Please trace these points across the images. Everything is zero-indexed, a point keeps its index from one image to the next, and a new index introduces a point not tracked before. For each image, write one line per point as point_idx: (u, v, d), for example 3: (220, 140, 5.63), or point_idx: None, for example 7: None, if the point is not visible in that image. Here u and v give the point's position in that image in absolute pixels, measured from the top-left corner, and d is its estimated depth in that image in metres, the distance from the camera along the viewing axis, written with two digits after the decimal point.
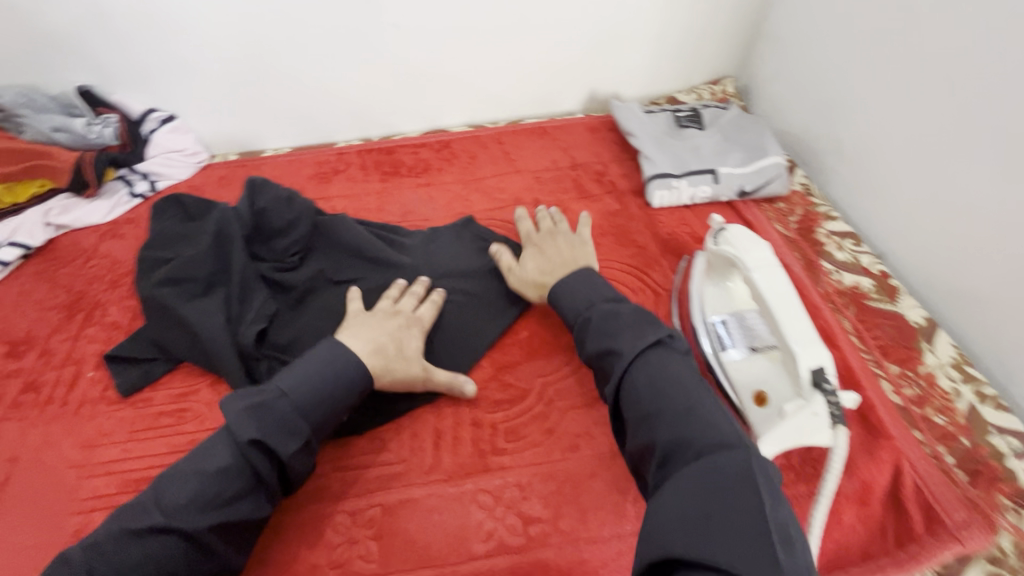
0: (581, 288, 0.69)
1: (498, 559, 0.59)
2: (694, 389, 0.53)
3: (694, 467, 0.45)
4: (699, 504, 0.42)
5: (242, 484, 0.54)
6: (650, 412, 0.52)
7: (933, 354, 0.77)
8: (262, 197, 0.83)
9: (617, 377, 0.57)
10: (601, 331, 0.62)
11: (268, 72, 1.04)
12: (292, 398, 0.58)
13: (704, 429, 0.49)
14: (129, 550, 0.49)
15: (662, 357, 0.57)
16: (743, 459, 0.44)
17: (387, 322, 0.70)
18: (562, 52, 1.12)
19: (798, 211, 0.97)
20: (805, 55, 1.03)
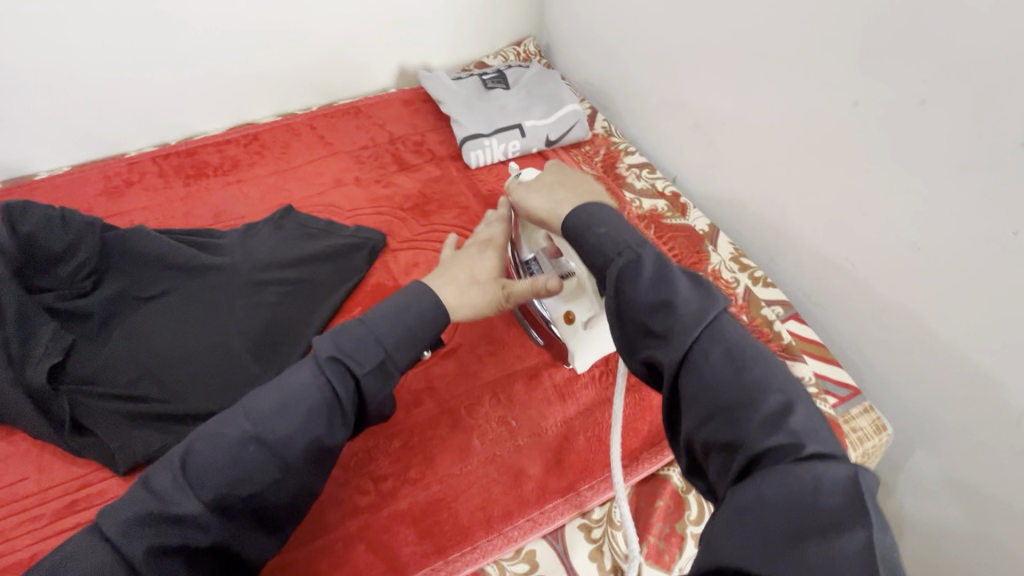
0: (620, 224, 0.54)
1: (353, 522, 0.60)
2: (779, 373, 0.43)
3: (789, 471, 0.36)
4: (790, 520, 0.34)
5: (322, 402, 0.51)
6: (726, 397, 0.42)
7: (717, 253, 0.90)
8: (24, 221, 0.72)
9: (681, 346, 0.44)
10: (659, 278, 0.48)
11: (16, 83, 0.91)
12: (369, 325, 0.56)
13: (798, 430, 0.39)
14: (223, 450, 0.48)
15: (736, 327, 0.46)
16: (849, 477, 0.35)
17: (462, 257, 0.68)
18: (360, 28, 1.11)
19: (601, 151, 1.07)
20: (587, 9, 1.12)
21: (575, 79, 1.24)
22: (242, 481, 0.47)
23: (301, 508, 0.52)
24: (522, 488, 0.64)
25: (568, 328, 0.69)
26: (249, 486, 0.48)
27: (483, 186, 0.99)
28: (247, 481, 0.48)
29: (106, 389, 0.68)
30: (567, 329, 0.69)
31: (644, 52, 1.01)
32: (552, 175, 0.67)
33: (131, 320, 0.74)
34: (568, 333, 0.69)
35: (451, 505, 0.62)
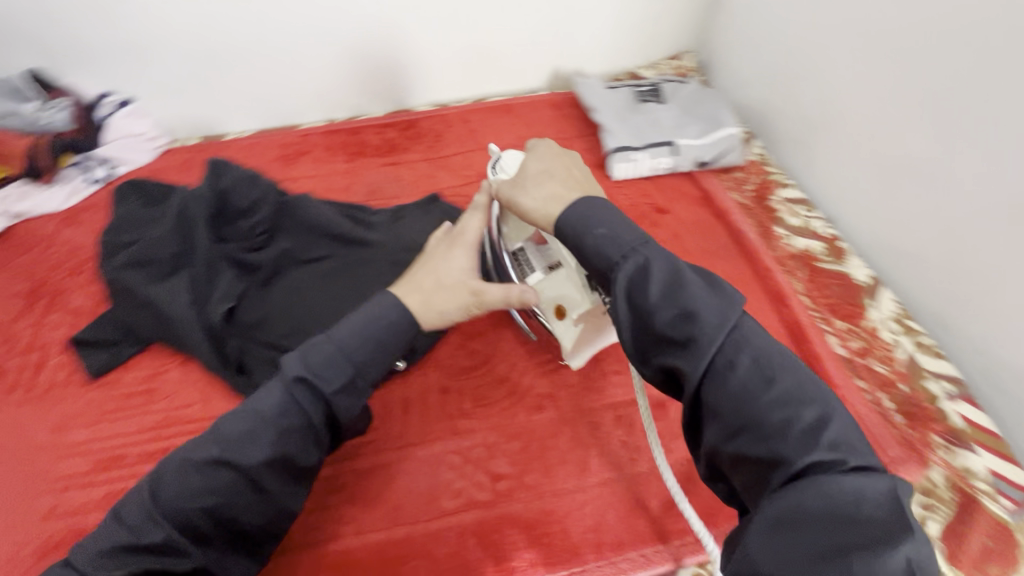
0: (618, 225, 0.51)
1: (468, 514, 0.62)
2: (805, 379, 0.43)
3: (830, 488, 0.38)
4: (832, 538, 0.37)
5: (293, 423, 0.52)
6: (756, 411, 0.42)
7: (876, 308, 0.81)
8: (225, 176, 0.82)
9: (708, 358, 0.43)
10: (670, 288, 0.46)
11: (227, 54, 1.02)
12: (334, 339, 0.54)
13: (832, 442, 0.40)
14: (191, 477, 0.49)
15: (762, 332, 0.45)
16: (887, 490, 0.38)
17: (430, 258, 0.62)
18: (525, 29, 1.12)
19: (753, 180, 1.00)
20: (761, 28, 1.05)
21: (732, 100, 1.18)
22: (216, 506, 0.49)
23: (281, 526, 0.55)
24: (638, 520, 0.62)
25: (561, 325, 0.66)
26: (225, 510, 0.50)
27: (623, 200, 0.96)
28: (228, 505, 0.50)
29: (269, 338, 0.74)
30: (561, 326, 0.66)
31: (819, 81, 0.93)
32: (529, 169, 0.60)
33: (292, 280, 0.80)
34: (564, 331, 0.66)
35: (564, 520, 0.61)
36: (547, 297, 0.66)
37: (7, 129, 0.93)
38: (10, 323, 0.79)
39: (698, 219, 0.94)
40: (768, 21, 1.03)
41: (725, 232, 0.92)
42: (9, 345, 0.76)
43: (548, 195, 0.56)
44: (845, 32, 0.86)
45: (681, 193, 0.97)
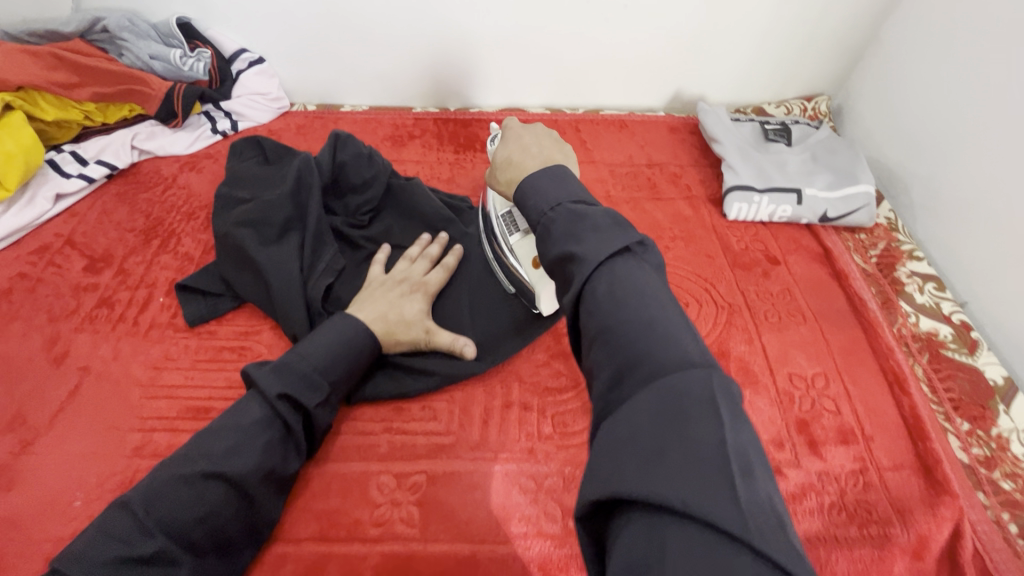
0: (540, 182, 0.49)
1: (537, 545, 0.59)
2: (658, 302, 0.39)
3: (656, 390, 0.34)
4: (656, 435, 0.32)
5: (274, 436, 0.57)
6: (608, 322, 0.38)
7: (1009, 417, 0.72)
8: (343, 150, 0.82)
9: (577, 287, 0.41)
10: (566, 233, 0.44)
11: (360, 29, 1.02)
12: (312, 360, 0.61)
13: (673, 348, 0.36)
14: (181, 491, 0.51)
15: (629, 266, 0.41)
16: (704, 385, 0.33)
17: (391, 291, 0.70)
18: (658, 45, 1.08)
19: (880, 245, 0.92)
20: (920, 84, 0.97)
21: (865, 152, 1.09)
22: (209, 515, 0.51)
23: (261, 531, 0.56)
24: None
25: (535, 274, 0.68)
26: (216, 522, 0.52)
27: (734, 241, 0.91)
28: (217, 516, 0.52)
29: None
30: (535, 273, 0.68)
31: (990, 157, 0.85)
32: (505, 144, 0.60)
33: (390, 258, 0.78)
34: (536, 278, 0.68)
35: None
36: (525, 248, 0.69)
37: (151, 70, 0.96)
38: (125, 256, 0.82)
39: (815, 276, 0.87)
40: (930, 81, 0.95)
41: (841, 294, 0.85)
42: (122, 276, 0.80)
43: (517, 167, 0.56)
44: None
45: (798, 245, 0.91)
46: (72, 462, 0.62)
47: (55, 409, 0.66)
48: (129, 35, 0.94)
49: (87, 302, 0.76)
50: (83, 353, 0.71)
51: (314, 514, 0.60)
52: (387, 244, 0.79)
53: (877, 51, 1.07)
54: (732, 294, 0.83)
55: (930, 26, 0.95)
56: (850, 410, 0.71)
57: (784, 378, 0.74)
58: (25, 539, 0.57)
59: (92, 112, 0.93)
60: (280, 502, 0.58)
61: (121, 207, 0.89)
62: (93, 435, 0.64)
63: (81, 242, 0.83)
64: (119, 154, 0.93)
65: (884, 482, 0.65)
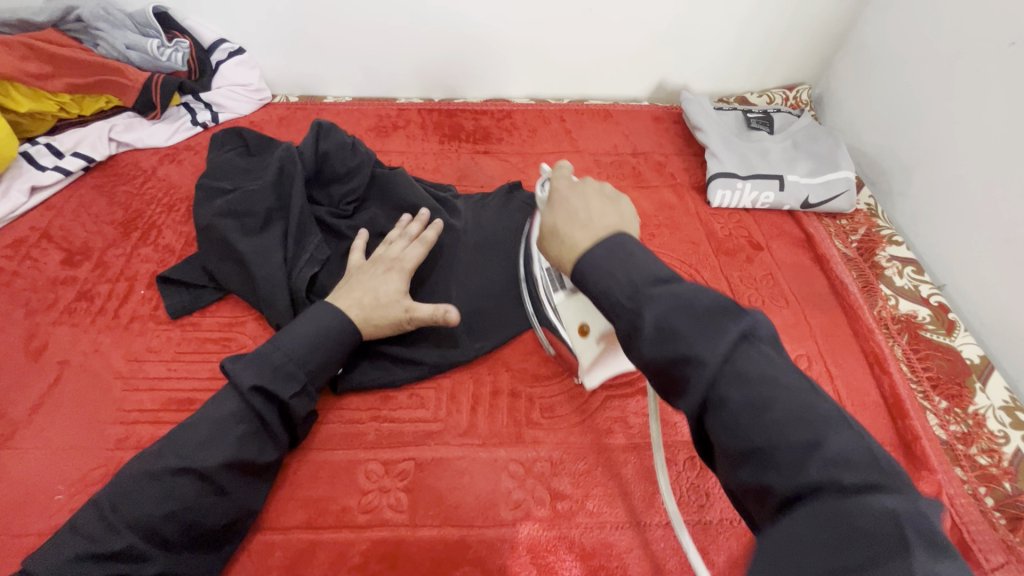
0: (618, 270, 0.44)
1: (526, 528, 0.60)
2: (796, 400, 0.36)
3: (828, 516, 0.31)
4: (837, 569, 0.29)
5: (247, 429, 0.56)
6: (755, 441, 0.35)
7: (984, 394, 0.74)
8: (326, 140, 0.81)
9: (700, 394, 0.38)
10: (662, 331, 0.39)
11: (340, 19, 1.01)
12: (286, 349, 0.60)
13: (837, 461, 0.33)
14: (150, 486, 0.51)
15: (756, 360, 0.38)
16: (888, 510, 0.30)
17: (367, 275, 0.68)
18: (640, 35, 1.08)
19: (860, 230, 0.94)
20: (897, 74, 0.99)
21: (846, 140, 1.11)
22: (179, 508, 0.51)
23: (240, 523, 0.56)
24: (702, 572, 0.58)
25: (582, 342, 0.61)
26: (189, 515, 0.51)
27: (718, 228, 0.91)
28: (187, 509, 0.51)
29: None
30: (582, 343, 0.61)
31: (965, 144, 0.87)
32: (550, 210, 0.53)
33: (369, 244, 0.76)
34: (584, 349, 0.61)
35: (627, 554, 0.59)
36: (571, 310, 0.62)
37: (127, 61, 0.94)
38: (104, 249, 0.81)
39: (796, 261, 0.88)
40: (905, 71, 0.97)
41: (824, 278, 0.86)
42: (101, 269, 0.78)
43: (564, 240, 0.50)
44: (1004, 105, 0.81)
45: (781, 232, 0.92)
46: (51, 456, 0.61)
47: (34, 403, 0.65)
48: (104, 25, 0.92)
49: (65, 296, 0.75)
50: (63, 347, 0.70)
51: (302, 503, 0.60)
52: (365, 230, 0.76)
53: (856, 40, 1.08)
54: (716, 280, 0.84)
55: (905, 17, 0.97)
56: (832, 390, 0.72)
57: None
58: (5, 535, 0.56)
59: (67, 103, 0.92)
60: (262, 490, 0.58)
61: (99, 200, 0.87)
62: (73, 428, 0.63)
63: (58, 236, 0.82)
64: (96, 146, 0.91)
65: None
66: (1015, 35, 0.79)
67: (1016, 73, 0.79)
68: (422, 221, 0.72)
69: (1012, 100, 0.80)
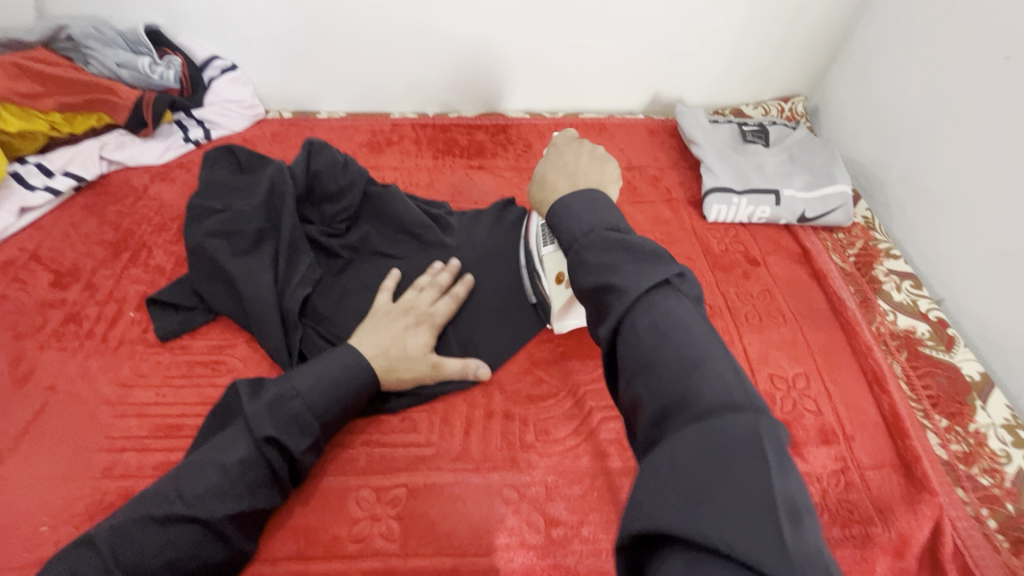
0: (580, 209, 0.47)
1: (520, 556, 0.58)
2: (697, 333, 0.38)
3: (700, 430, 0.32)
4: (700, 471, 0.31)
5: (257, 480, 0.55)
6: (648, 357, 0.36)
7: (985, 412, 0.73)
8: (317, 159, 0.79)
9: (615, 320, 0.39)
10: (600, 261, 0.42)
11: (333, 35, 1.01)
12: (306, 398, 0.59)
13: (718, 384, 0.34)
14: (153, 534, 0.49)
15: (671, 299, 0.39)
16: (750, 426, 0.32)
17: (394, 324, 0.68)
18: (634, 49, 1.08)
19: (857, 244, 0.93)
20: (892, 87, 0.99)
21: (842, 152, 1.10)
22: (180, 559, 0.49)
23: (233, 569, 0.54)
24: None
25: (556, 289, 0.69)
26: (188, 567, 0.50)
27: (714, 244, 0.91)
28: (188, 560, 0.50)
29: (335, 333, 0.73)
30: (555, 289, 0.69)
31: (961, 157, 0.86)
32: (544, 161, 0.60)
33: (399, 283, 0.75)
34: (555, 295, 0.69)
35: None
36: (554, 260, 0.70)
37: (118, 79, 0.93)
38: (94, 270, 0.80)
39: (793, 276, 0.87)
40: (901, 84, 0.97)
41: (821, 293, 0.85)
42: (90, 291, 0.77)
43: (548, 190, 0.55)
44: (999, 119, 0.80)
45: (777, 246, 0.91)
46: (36, 486, 0.60)
47: (20, 430, 0.64)
48: (95, 43, 0.92)
49: (54, 319, 0.74)
50: (50, 372, 0.69)
51: (292, 532, 0.58)
52: (397, 269, 0.75)
53: (851, 51, 1.08)
54: (712, 296, 0.83)
55: (899, 30, 0.97)
56: (830, 410, 0.71)
57: (766, 379, 0.74)
58: None
59: (59, 123, 0.91)
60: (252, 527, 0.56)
61: (89, 220, 0.86)
62: (59, 457, 0.62)
63: (47, 257, 0.81)
64: (87, 165, 0.91)
65: (865, 482, 0.65)
66: (1011, 49, 0.79)
67: (1012, 87, 0.79)
68: (452, 273, 0.73)
69: (1009, 114, 0.79)
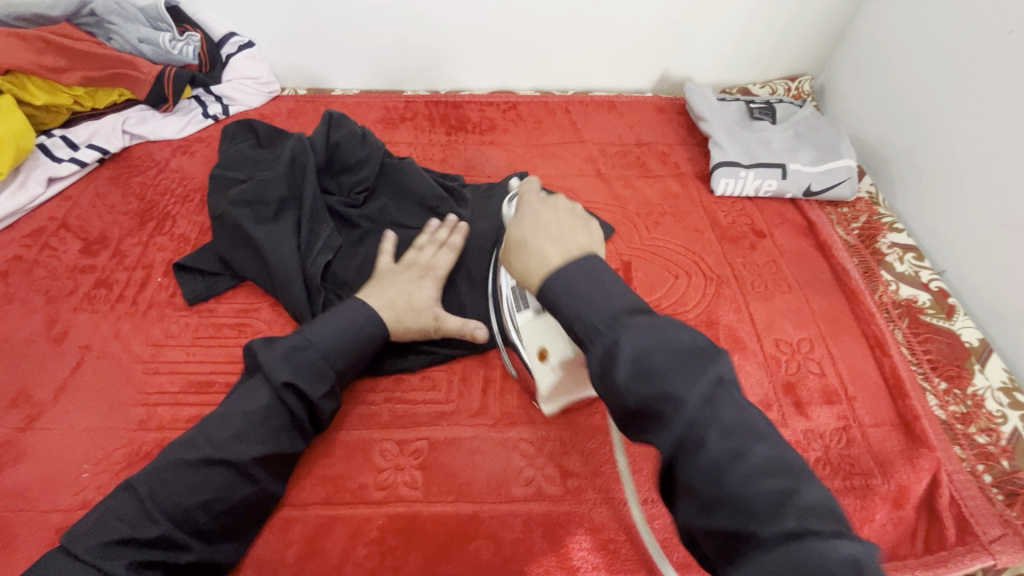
0: (592, 295, 0.47)
1: (536, 504, 0.61)
2: (768, 447, 0.40)
3: (801, 560, 0.34)
4: None
5: (278, 424, 0.58)
6: (728, 489, 0.38)
7: (983, 375, 0.75)
8: (337, 131, 0.83)
9: (678, 435, 0.41)
10: (640, 368, 0.43)
11: (349, 12, 1.03)
12: (319, 349, 0.62)
13: (807, 511, 0.37)
14: (185, 476, 0.53)
15: (732, 407, 0.41)
16: (852, 555, 0.34)
17: (399, 279, 0.70)
18: (644, 28, 1.10)
19: (861, 218, 0.95)
20: (899, 63, 1.00)
21: (847, 130, 1.12)
22: (213, 498, 0.53)
23: (267, 508, 0.58)
24: None
25: (540, 367, 0.62)
26: (221, 504, 0.53)
27: (721, 217, 0.93)
28: (220, 498, 0.53)
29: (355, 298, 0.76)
30: (540, 369, 0.62)
31: (964, 132, 0.88)
32: (521, 222, 0.57)
33: (400, 245, 0.78)
34: (542, 376, 0.62)
35: (635, 528, 0.61)
36: (534, 331, 0.63)
37: (140, 54, 0.96)
38: (121, 238, 0.82)
39: (799, 248, 0.89)
40: (906, 61, 0.98)
41: (825, 264, 0.88)
42: (119, 258, 0.80)
43: (535, 254, 0.53)
44: (1003, 93, 0.82)
45: (783, 219, 0.94)
46: (75, 437, 0.63)
47: (58, 386, 0.67)
48: (117, 19, 0.94)
49: (84, 283, 0.77)
50: (84, 333, 0.72)
51: (320, 480, 0.62)
52: (393, 232, 0.77)
53: (858, 29, 1.09)
54: (719, 266, 0.86)
55: (906, 7, 0.98)
56: (834, 372, 0.74)
57: (771, 344, 0.76)
58: (34, 511, 0.58)
59: (81, 97, 0.93)
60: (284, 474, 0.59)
61: (114, 191, 0.89)
62: (96, 410, 0.65)
63: (75, 225, 0.84)
64: (111, 138, 0.93)
65: (866, 438, 0.68)
66: (1015, 23, 0.80)
67: (1015, 61, 0.80)
68: (450, 228, 0.75)
69: (1012, 88, 0.81)
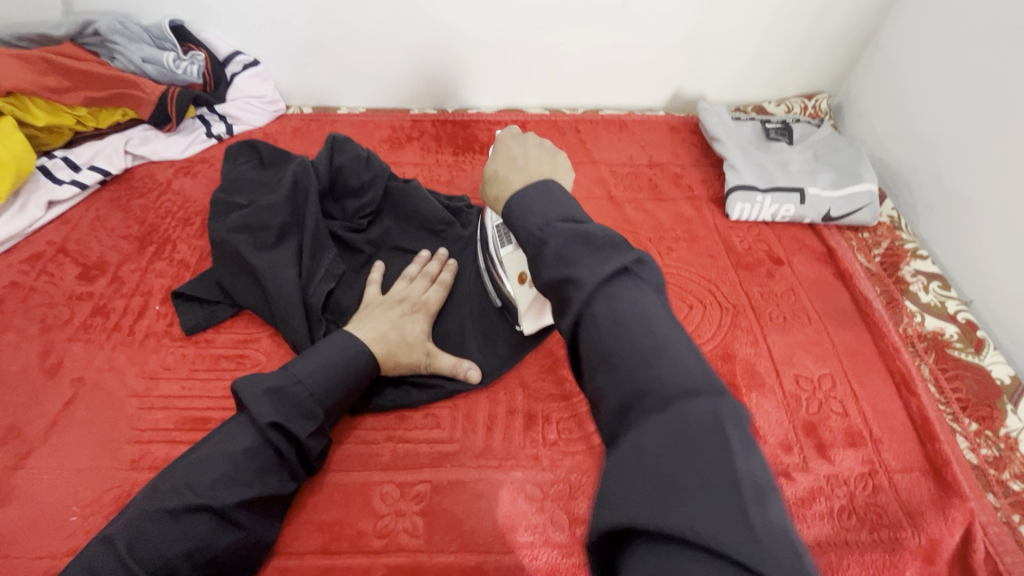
0: (526, 201, 0.45)
1: (543, 554, 0.58)
2: (657, 321, 0.37)
3: (663, 418, 0.32)
4: (663, 458, 0.30)
5: (265, 465, 0.55)
6: (609, 347, 0.36)
7: (1016, 417, 0.71)
8: (341, 153, 0.80)
9: (574, 314, 0.38)
10: (558, 257, 0.40)
11: (355, 31, 1.01)
12: (307, 384, 0.59)
13: (679, 372, 0.34)
14: (166, 526, 0.49)
15: (629, 288, 0.38)
16: (713, 409, 0.32)
17: (391, 311, 0.68)
18: (656, 46, 1.07)
19: (883, 244, 0.91)
20: (920, 83, 0.97)
21: (866, 150, 1.08)
22: (196, 549, 0.50)
23: (255, 555, 0.55)
24: None
25: (521, 289, 0.66)
26: (205, 554, 0.50)
27: (737, 242, 0.90)
28: (205, 548, 0.50)
29: None
30: (520, 289, 0.66)
31: (991, 157, 0.84)
32: (492, 158, 0.55)
33: (386, 276, 0.77)
34: (521, 296, 0.65)
35: None
36: (513, 261, 0.66)
37: (143, 73, 0.95)
38: (120, 264, 0.81)
39: (819, 276, 0.86)
40: (928, 81, 0.95)
41: (846, 294, 0.84)
42: (117, 284, 0.78)
43: (500, 185, 0.51)
44: None
45: (801, 245, 0.90)
46: (65, 476, 0.61)
47: (50, 421, 0.65)
48: (121, 39, 0.93)
49: (81, 311, 0.75)
50: (79, 364, 0.70)
51: (317, 526, 0.59)
52: (381, 262, 0.77)
53: (878, 47, 1.06)
54: (735, 295, 0.82)
55: (929, 26, 0.94)
56: (857, 412, 0.70)
57: (790, 380, 0.73)
58: (20, 556, 0.56)
59: (84, 117, 0.92)
60: (274, 519, 0.57)
61: (115, 214, 0.87)
62: (88, 448, 0.63)
63: (74, 250, 0.82)
64: (113, 159, 0.92)
65: (893, 485, 0.64)
66: None
67: None
68: (441, 262, 0.75)
69: None
